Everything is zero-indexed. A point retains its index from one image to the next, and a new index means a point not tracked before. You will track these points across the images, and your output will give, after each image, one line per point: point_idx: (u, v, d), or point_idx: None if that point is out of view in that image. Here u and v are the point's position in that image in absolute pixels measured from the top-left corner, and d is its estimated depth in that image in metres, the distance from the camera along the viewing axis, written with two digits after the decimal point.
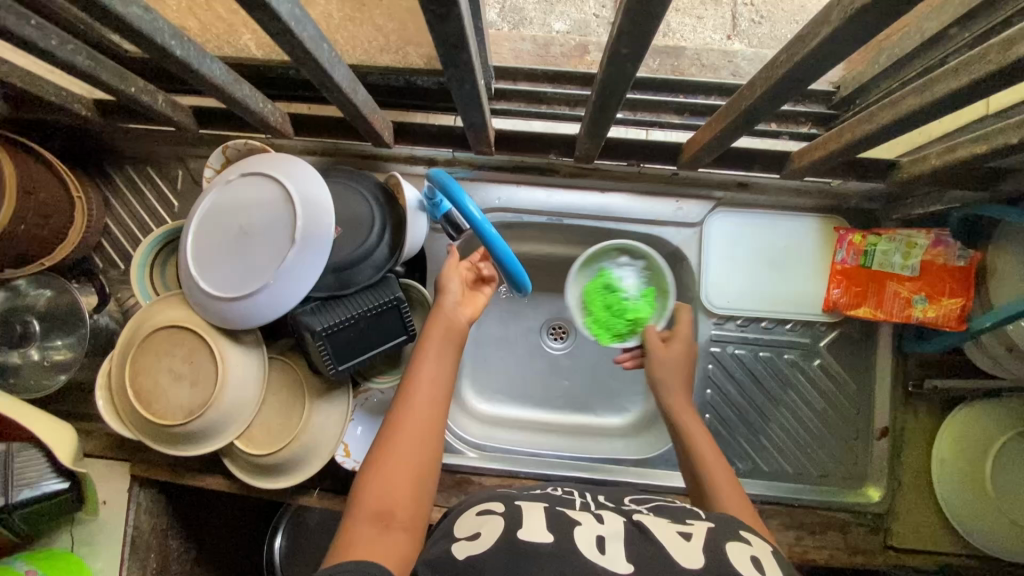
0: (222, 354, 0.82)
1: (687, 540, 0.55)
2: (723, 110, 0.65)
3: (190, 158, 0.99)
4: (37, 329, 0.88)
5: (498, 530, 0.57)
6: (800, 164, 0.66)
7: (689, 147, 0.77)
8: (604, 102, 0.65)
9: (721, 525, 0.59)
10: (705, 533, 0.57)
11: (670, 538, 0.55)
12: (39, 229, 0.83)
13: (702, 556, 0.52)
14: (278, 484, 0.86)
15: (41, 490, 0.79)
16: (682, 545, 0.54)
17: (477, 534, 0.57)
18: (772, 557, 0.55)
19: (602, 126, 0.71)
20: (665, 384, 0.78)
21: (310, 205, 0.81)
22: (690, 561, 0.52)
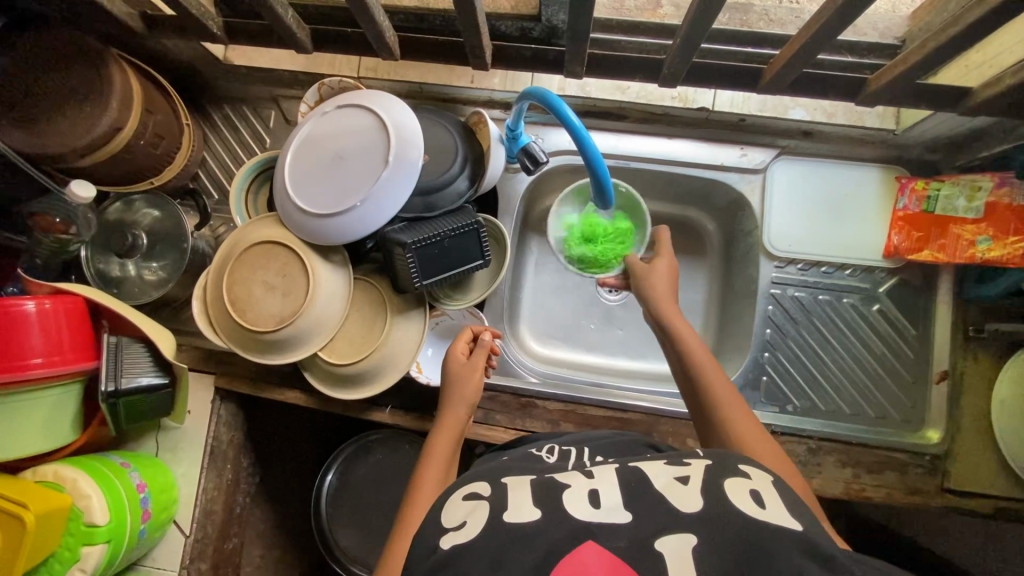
0: (314, 267, 0.89)
1: (686, 485, 0.56)
2: (808, 23, 0.70)
3: (282, 98, 1.06)
4: (144, 243, 0.94)
5: (484, 517, 0.56)
6: (879, 84, 0.71)
7: (769, 72, 0.82)
8: (695, 25, 0.71)
9: (720, 463, 0.60)
10: (703, 471, 0.58)
11: (667, 485, 0.56)
12: (154, 147, 0.91)
13: (701, 499, 0.53)
14: (357, 395, 0.91)
15: (145, 383, 0.85)
16: (679, 490, 0.55)
17: (465, 523, 0.56)
18: (772, 487, 0.56)
19: (688, 49, 0.76)
20: (653, 290, 0.82)
21: (403, 132, 0.88)
22: (689, 506, 0.53)
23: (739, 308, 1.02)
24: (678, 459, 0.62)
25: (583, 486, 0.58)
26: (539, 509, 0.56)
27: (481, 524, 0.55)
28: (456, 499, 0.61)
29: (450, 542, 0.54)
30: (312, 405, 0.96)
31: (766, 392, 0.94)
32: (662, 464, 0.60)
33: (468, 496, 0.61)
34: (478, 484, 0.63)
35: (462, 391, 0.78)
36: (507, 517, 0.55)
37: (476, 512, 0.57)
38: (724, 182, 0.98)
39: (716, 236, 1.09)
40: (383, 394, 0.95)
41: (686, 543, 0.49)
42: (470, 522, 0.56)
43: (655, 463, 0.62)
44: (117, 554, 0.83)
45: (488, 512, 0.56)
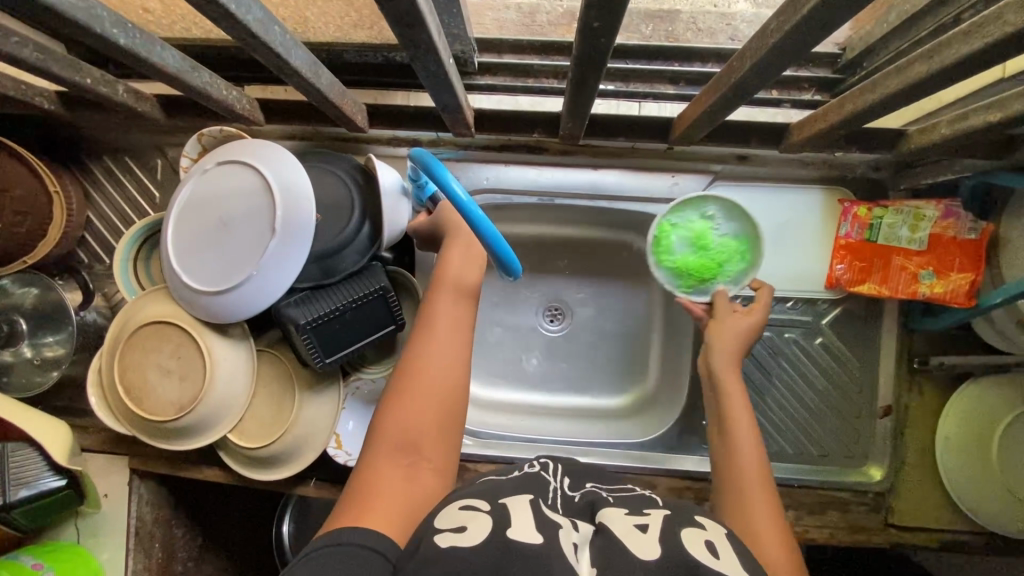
0: (209, 347, 0.81)
1: (643, 533, 0.51)
2: (712, 84, 0.63)
3: (168, 146, 0.95)
4: (24, 327, 0.88)
5: (487, 527, 0.52)
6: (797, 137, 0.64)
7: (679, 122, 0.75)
8: (577, 89, 0.63)
9: (678, 512, 0.57)
10: (661, 520, 0.54)
11: (625, 532, 0.51)
12: (16, 227, 0.81)
13: (660, 547, 0.49)
14: (273, 475, 0.86)
15: (40, 488, 0.79)
16: (636, 537, 0.51)
17: (463, 528, 0.52)
18: (729, 542, 0.53)
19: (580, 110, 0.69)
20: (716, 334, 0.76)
21: (288, 193, 0.78)
22: (647, 555, 0.49)
23: (681, 343, 0.96)
24: (637, 508, 0.57)
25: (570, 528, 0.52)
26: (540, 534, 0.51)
27: (482, 533, 0.51)
28: (452, 507, 0.56)
29: (447, 544, 0.50)
30: (234, 481, 0.91)
31: (706, 436, 0.90)
32: (622, 512, 0.55)
33: (464, 507, 0.56)
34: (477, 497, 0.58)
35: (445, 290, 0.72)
36: (509, 534, 0.50)
37: (476, 521, 0.53)
38: (654, 214, 0.90)
39: None
40: (306, 466, 0.90)
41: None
42: (470, 528, 0.52)
43: (617, 510, 0.56)
44: None
45: (490, 525, 0.52)
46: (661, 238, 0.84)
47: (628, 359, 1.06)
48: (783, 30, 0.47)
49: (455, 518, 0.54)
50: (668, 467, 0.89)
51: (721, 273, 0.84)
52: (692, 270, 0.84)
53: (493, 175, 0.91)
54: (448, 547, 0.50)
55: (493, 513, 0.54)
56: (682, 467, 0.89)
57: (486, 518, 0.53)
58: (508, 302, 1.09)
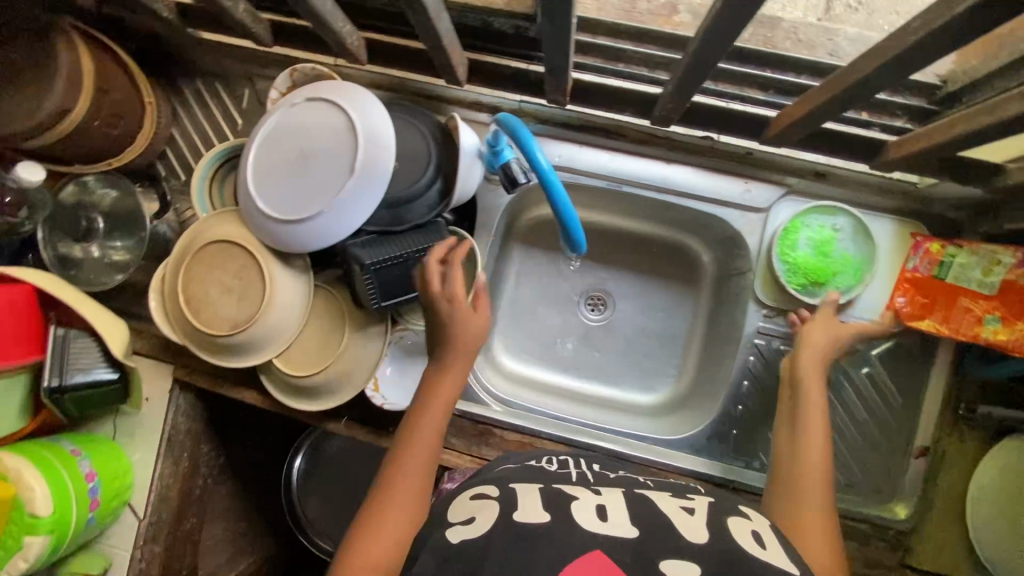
0: (271, 273, 0.84)
1: (691, 516, 0.55)
2: (824, 85, 0.65)
3: (258, 77, 0.98)
4: (99, 227, 0.92)
5: (495, 514, 0.55)
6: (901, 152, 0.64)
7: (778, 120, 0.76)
8: (698, 61, 0.64)
9: (721, 500, 0.60)
10: (705, 507, 0.58)
11: (673, 514, 0.55)
12: (111, 127, 0.85)
13: (707, 533, 0.52)
14: (310, 406, 0.89)
15: (93, 377, 0.83)
16: (686, 520, 0.54)
17: (472, 519, 0.55)
18: (773, 533, 0.55)
19: (685, 85, 0.70)
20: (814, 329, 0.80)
21: (372, 137, 0.80)
22: (695, 537, 0.52)
23: (722, 351, 0.96)
24: (681, 493, 0.62)
25: (590, 498, 0.57)
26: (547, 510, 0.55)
27: (488, 522, 0.54)
28: (462, 500, 0.60)
29: (457, 536, 0.54)
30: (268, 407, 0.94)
31: (734, 445, 0.90)
32: (667, 495, 0.60)
33: (475, 496, 0.60)
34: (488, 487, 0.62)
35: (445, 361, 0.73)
36: (516, 516, 0.54)
37: (486, 510, 0.56)
38: (720, 218, 0.90)
39: (710, 266, 1.03)
40: (340, 405, 0.92)
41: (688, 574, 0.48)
42: (478, 518, 0.55)
43: (660, 493, 0.61)
44: (62, 543, 0.83)
45: (497, 510, 0.55)
46: (789, 229, 0.87)
47: (663, 360, 1.06)
48: (929, 28, 0.49)
49: (465, 510, 0.58)
50: (690, 467, 0.89)
51: (832, 282, 0.86)
52: (807, 270, 0.87)
53: (567, 153, 0.91)
54: (456, 542, 0.53)
55: (502, 497, 0.58)
56: (705, 470, 0.89)
57: (495, 504, 0.57)
58: (554, 284, 1.10)
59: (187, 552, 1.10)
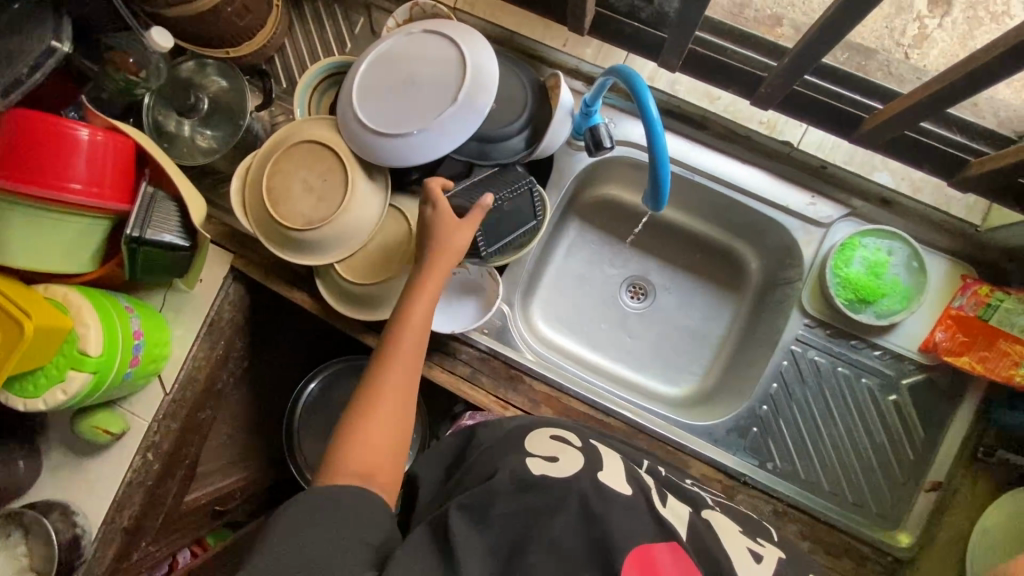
0: (354, 181, 0.89)
1: (758, 563, 0.56)
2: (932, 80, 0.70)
3: (375, 8, 1.04)
4: (203, 108, 0.96)
5: (578, 463, 0.62)
6: None
7: (883, 114, 0.78)
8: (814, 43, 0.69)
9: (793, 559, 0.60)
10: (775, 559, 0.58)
11: (738, 555, 0.56)
12: (240, 19, 0.90)
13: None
14: (357, 315, 0.93)
15: (165, 239, 0.86)
16: (751, 566, 0.55)
17: (556, 458, 0.63)
18: None
19: (798, 65, 0.74)
20: None
21: (479, 73, 0.86)
22: None
23: (755, 354, 0.99)
24: (752, 535, 0.62)
25: (664, 500, 0.61)
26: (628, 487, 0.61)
27: (573, 467, 0.61)
28: (540, 436, 0.68)
29: (539, 467, 0.60)
30: (315, 311, 0.98)
31: (750, 443, 0.92)
32: (737, 532, 0.60)
33: (554, 439, 0.68)
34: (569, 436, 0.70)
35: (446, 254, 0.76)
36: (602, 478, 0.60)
37: (568, 456, 0.63)
38: (782, 224, 0.94)
39: (756, 274, 1.06)
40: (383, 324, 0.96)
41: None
42: (561, 460, 0.62)
43: (730, 527, 0.62)
44: (100, 388, 0.86)
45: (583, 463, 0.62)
46: (845, 246, 0.90)
47: (692, 357, 1.08)
48: None
49: (549, 448, 0.65)
50: (705, 454, 0.91)
51: (878, 303, 0.89)
52: (857, 287, 0.89)
53: None
54: (538, 472, 0.60)
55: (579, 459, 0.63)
56: (719, 459, 0.91)
57: (577, 456, 0.64)
58: (601, 264, 1.14)
59: (194, 443, 1.13)
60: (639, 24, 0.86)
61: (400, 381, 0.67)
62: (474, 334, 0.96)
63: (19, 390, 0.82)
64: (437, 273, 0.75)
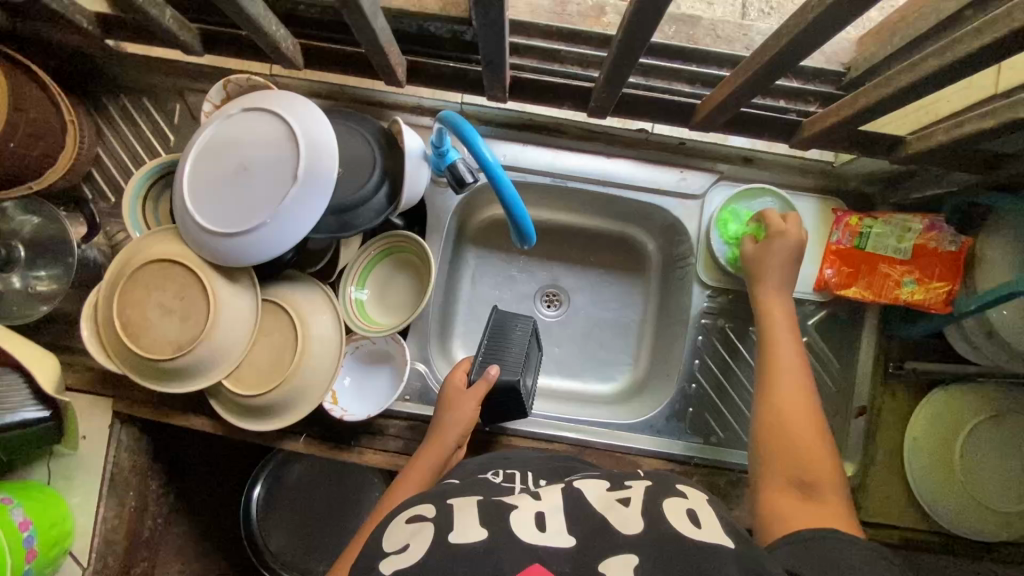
0: (215, 290, 0.81)
1: (626, 508, 0.56)
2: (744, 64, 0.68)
3: (188, 92, 0.95)
4: (22, 254, 0.86)
5: (429, 537, 0.54)
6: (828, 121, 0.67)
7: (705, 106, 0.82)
8: (626, 50, 0.64)
9: (659, 484, 0.61)
10: (642, 494, 0.59)
11: (605, 507, 0.56)
12: (29, 150, 0.80)
13: (642, 524, 0.54)
14: (263, 425, 0.86)
15: (19, 417, 0.76)
16: (619, 514, 0.55)
17: (405, 546, 0.54)
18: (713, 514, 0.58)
19: (617, 69, 0.69)
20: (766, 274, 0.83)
21: (313, 144, 0.79)
22: (629, 528, 0.53)
23: (672, 333, 1.01)
24: (618, 481, 0.63)
25: (529, 507, 0.57)
26: (485, 529, 0.54)
27: (424, 547, 0.53)
28: (399, 523, 0.58)
29: (390, 569, 0.52)
30: (222, 430, 0.91)
31: (691, 423, 0.94)
32: (605, 490, 0.60)
33: (411, 519, 0.58)
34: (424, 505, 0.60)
35: (460, 407, 0.80)
36: (451, 537, 0.53)
37: (419, 536, 0.54)
38: (661, 206, 0.95)
39: (655, 254, 1.07)
40: (297, 423, 0.90)
41: (627, 564, 0.49)
42: (413, 544, 0.54)
43: (597, 485, 0.62)
44: None
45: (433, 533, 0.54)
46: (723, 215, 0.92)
47: (620, 349, 1.09)
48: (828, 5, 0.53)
49: (400, 537, 0.55)
50: (652, 448, 0.92)
51: None
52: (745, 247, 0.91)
53: (512, 152, 0.94)
54: (390, 574, 0.51)
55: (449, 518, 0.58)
56: (665, 449, 0.91)
57: (429, 528, 0.55)
58: (509, 284, 1.11)
59: None
60: (453, 62, 0.85)
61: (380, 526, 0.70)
62: (396, 404, 0.91)
63: None
64: (437, 447, 0.78)
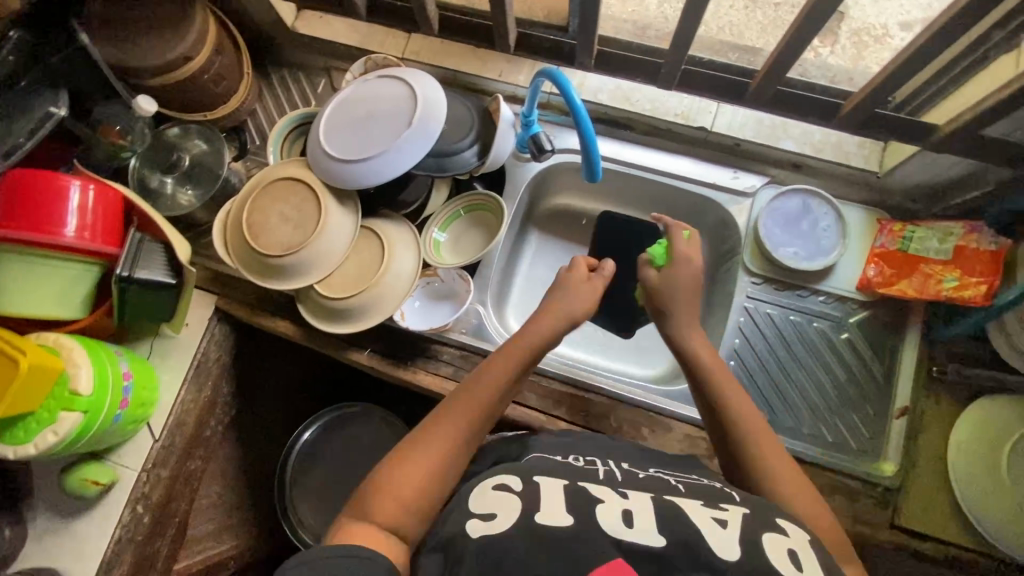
0: (327, 207, 0.97)
1: (724, 530, 0.54)
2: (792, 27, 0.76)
3: (334, 70, 1.18)
4: (184, 165, 1.06)
5: (514, 510, 0.56)
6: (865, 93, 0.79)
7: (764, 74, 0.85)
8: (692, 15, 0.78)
9: (758, 514, 0.58)
10: (739, 519, 0.56)
11: (703, 523, 0.55)
12: (215, 85, 1.03)
13: (739, 550, 0.52)
14: (342, 329, 0.98)
15: (154, 277, 0.93)
16: (718, 535, 0.53)
17: (492, 514, 0.56)
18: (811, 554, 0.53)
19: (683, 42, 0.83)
20: (678, 313, 0.84)
21: (428, 100, 0.98)
22: (726, 555, 0.52)
23: (713, 319, 1.06)
24: (714, 502, 0.60)
25: (615, 504, 0.58)
26: (571, 516, 0.55)
27: (513, 519, 0.55)
28: (483, 489, 0.61)
29: (479, 531, 0.54)
30: (299, 336, 1.03)
31: None
32: (698, 505, 0.59)
33: (497, 487, 0.61)
34: (509, 478, 0.62)
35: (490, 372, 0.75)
36: (538, 516, 0.55)
37: (507, 508, 0.57)
38: (713, 200, 1.05)
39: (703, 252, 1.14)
40: (365, 337, 1.01)
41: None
42: (500, 516, 0.56)
43: (690, 502, 0.60)
44: (88, 431, 0.87)
45: (520, 506, 0.56)
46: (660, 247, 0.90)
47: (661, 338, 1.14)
48: None
49: (486, 502, 0.58)
50: (682, 413, 0.95)
51: (810, 252, 1.00)
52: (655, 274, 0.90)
53: None
54: (477, 539, 0.54)
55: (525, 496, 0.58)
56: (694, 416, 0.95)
57: (516, 501, 0.57)
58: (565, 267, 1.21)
59: (184, 497, 1.12)
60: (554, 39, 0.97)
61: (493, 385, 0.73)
62: (453, 334, 1.01)
63: (9, 438, 0.83)
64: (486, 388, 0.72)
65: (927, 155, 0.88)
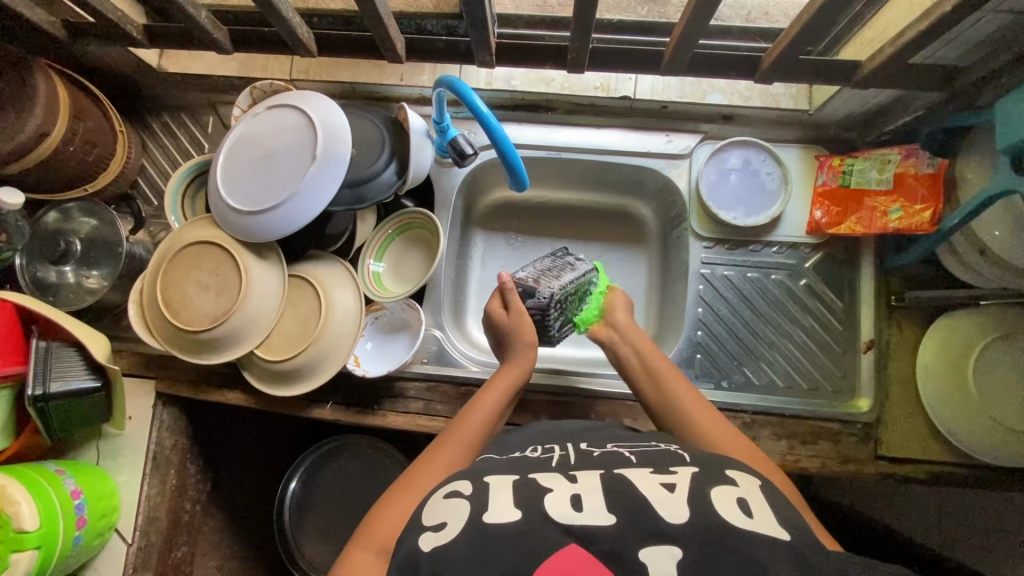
0: (246, 266, 0.88)
1: (671, 492, 0.53)
2: None
3: (220, 105, 1.07)
4: (77, 249, 0.95)
5: (464, 513, 0.54)
6: (782, 45, 0.75)
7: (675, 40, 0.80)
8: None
9: (705, 468, 0.57)
10: (690, 478, 0.55)
11: (653, 491, 0.53)
12: (86, 155, 0.91)
13: (687, 510, 0.51)
14: (293, 390, 0.92)
15: (73, 386, 0.84)
16: (664, 498, 0.52)
17: (444, 521, 0.54)
18: (762, 498, 0.54)
19: (583, 20, 0.76)
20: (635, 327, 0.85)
21: (329, 126, 0.89)
22: (674, 517, 0.50)
23: (673, 289, 1.04)
24: (663, 465, 0.59)
25: (564, 489, 0.56)
26: (521, 508, 0.54)
27: (465, 521, 0.53)
28: (438, 498, 0.58)
29: (429, 544, 0.52)
30: (255, 405, 0.97)
31: (700, 369, 0.96)
32: (647, 472, 0.57)
33: (448, 494, 0.58)
34: (461, 480, 0.60)
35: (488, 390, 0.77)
36: (487, 518, 0.53)
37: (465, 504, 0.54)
38: (651, 168, 1.01)
39: (652, 219, 1.10)
40: (323, 391, 0.96)
41: (671, 558, 0.48)
42: (450, 523, 0.53)
43: (640, 470, 0.58)
44: (49, 562, 0.80)
45: (473, 506, 0.54)
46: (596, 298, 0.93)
47: None
48: None
49: (441, 509, 0.56)
50: None
51: (757, 203, 0.97)
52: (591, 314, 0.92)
53: (510, 131, 1.01)
54: (431, 550, 0.52)
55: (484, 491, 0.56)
56: None
57: (465, 506, 0.55)
58: (517, 261, 1.14)
59: None
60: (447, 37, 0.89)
61: (465, 430, 0.72)
62: (414, 366, 0.97)
63: None
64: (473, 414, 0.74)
65: (852, 90, 0.86)
